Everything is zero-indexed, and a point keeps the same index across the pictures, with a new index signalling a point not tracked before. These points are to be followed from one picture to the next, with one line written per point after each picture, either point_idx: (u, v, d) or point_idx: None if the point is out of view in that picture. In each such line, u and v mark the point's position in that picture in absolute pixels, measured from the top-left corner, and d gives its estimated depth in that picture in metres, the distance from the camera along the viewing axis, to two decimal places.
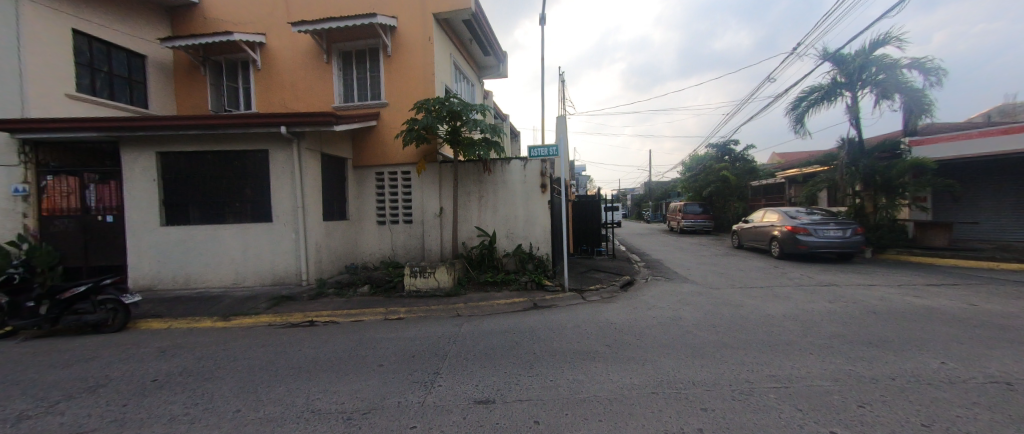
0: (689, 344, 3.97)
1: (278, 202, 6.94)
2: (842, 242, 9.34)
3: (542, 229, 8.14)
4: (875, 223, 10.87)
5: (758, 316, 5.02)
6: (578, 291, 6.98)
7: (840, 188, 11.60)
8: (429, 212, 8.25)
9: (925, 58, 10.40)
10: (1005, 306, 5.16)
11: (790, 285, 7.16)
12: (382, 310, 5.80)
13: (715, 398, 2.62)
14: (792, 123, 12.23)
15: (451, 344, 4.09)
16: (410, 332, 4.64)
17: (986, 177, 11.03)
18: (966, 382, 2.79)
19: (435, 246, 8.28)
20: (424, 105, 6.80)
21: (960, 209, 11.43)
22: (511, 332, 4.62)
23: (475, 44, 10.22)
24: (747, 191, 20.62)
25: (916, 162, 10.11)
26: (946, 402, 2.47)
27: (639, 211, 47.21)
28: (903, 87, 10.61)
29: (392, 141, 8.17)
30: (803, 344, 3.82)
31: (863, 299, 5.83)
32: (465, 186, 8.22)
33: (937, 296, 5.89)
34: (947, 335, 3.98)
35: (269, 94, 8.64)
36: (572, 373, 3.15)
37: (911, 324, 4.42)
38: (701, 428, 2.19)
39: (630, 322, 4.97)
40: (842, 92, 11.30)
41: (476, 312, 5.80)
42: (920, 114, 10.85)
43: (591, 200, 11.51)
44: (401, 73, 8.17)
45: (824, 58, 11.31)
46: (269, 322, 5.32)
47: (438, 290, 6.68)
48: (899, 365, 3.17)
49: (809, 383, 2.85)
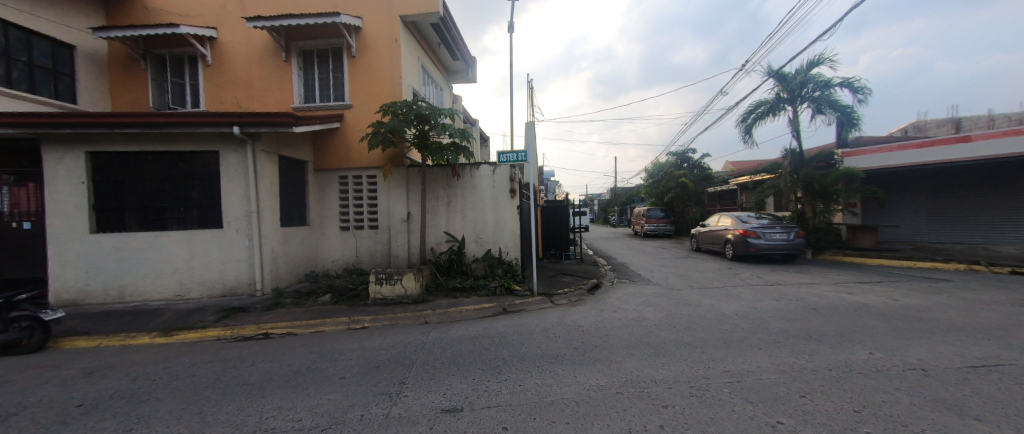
0: (651, 343, 4.14)
1: (229, 208, 6.49)
2: (786, 244, 10.12)
3: (511, 234, 8.17)
4: (814, 226, 11.89)
5: (714, 315, 5.31)
6: (547, 295, 7.05)
7: (785, 194, 12.60)
8: (396, 217, 8.05)
9: (853, 78, 11.56)
10: (921, 300, 5.80)
11: (743, 285, 7.65)
12: (345, 319, 5.57)
13: (675, 394, 2.74)
14: (742, 134, 13.13)
15: (419, 352, 4.00)
16: (375, 341, 4.49)
17: (905, 186, 12.37)
18: (889, 370, 3.11)
19: (401, 252, 8.09)
20: (391, 108, 6.69)
21: (884, 214, 12.75)
22: (481, 338, 4.59)
23: (444, 48, 10.16)
24: (703, 197, 21.96)
25: (847, 172, 11.20)
26: (874, 388, 2.73)
27: (606, 216, 48.67)
28: (835, 103, 11.72)
29: (356, 144, 7.92)
30: (754, 340, 4.09)
31: (806, 296, 6.34)
32: (434, 191, 8.11)
33: (867, 292, 6.52)
34: (875, 327, 4.41)
35: (221, 92, 8.11)
36: (540, 377, 3.19)
37: (845, 318, 4.86)
38: (662, 424, 2.28)
39: (597, 324, 5.10)
40: (785, 106, 12.28)
41: (445, 318, 5.72)
42: (850, 128, 12.02)
43: (559, 205, 11.74)
44: (366, 74, 7.96)
45: (770, 75, 12.27)
46: (218, 336, 4.94)
47: (405, 297, 6.51)
48: (834, 357, 3.47)
49: (758, 376, 3.06)
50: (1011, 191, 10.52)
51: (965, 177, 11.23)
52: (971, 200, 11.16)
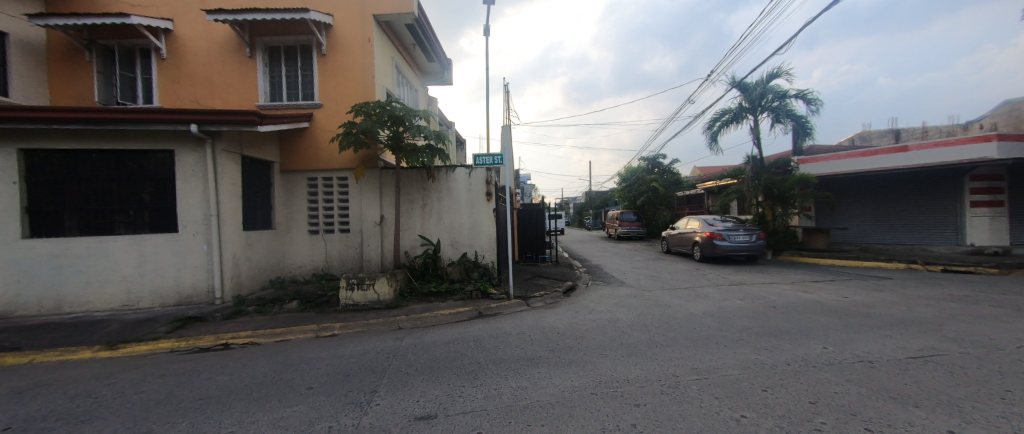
0: (623, 344, 4.23)
1: (186, 210, 6.11)
2: (748, 246, 10.64)
3: (487, 237, 8.14)
4: (773, 229, 12.60)
5: (683, 315, 5.51)
6: (523, 298, 7.06)
7: (747, 198, 13.26)
8: (369, 221, 7.84)
9: (807, 91, 12.36)
10: (868, 297, 6.25)
11: (710, 285, 7.96)
12: (313, 326, 5.35)
13: (646, 393, 2.82)
14: (707, 140, 13.74)
15: (392, 359, 3.90)
16: (346, 349, 4.33)
17: (853, 191, 13.31)
18: (840, 362, 3.33)
19: (374, 256, 7.87)
20: (364, 108, 6.53)
21: (836, 217, 13.68)
22: (457, 342, 4.54)
23: (419, 49, 10.04)
24: (673, 200, 22.78)
25: (803, 178, 11.91)
26: (827, 380, 2.91)
27: (581, 219, 49.52)
28: (791, 113, 12.49)
29: (326, 145, 7.67)
30: (719, 338, 4.27)
31: (767, 295, 6.69)
32: (408, 194, 7.98)
33: (821, 290, 6.95)
34: (828, 323, 4.71)
35: (177, 88, 7.65)
36: (516, 380, 3.18)
37: (801, 315, 5.17)
38: (635, 423, 2.33)
39: (572, 326, 5.17)
40: (747, 115, 12.96)
41: (419, 324, 5.61)
42: (804, 137, 12.83)
43: (535, 208, 11.81)
44: (337, 73, 7.73)
45: (733, 85, 12.93)
46: (171, 348, 4.61)
47: (378, 302, 6.34)
48: (792, 352, 3.68)
49: (723, 373, 3.18)
50: (943, 197, 11.48)
51: (903, 184, 12.25)
52: (909, 204, 12.14)
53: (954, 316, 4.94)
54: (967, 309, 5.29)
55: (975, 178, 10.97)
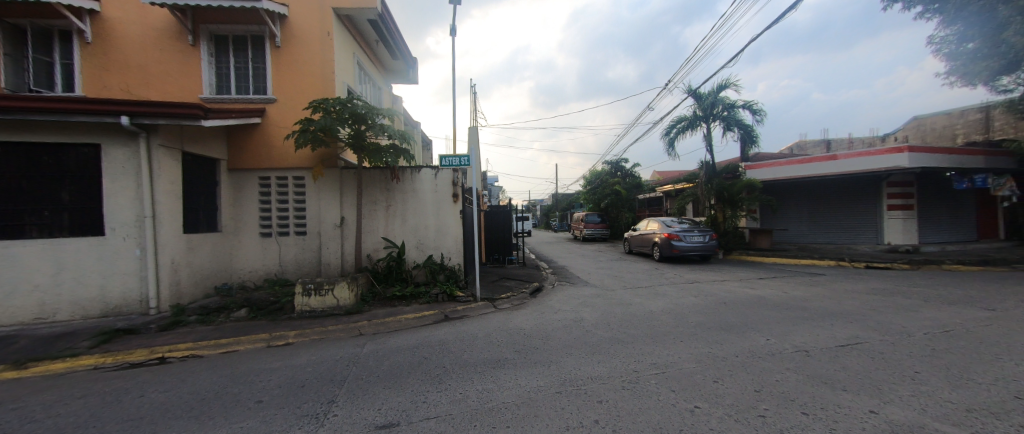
0: (587, 342, 4.33)
1: (114, 211, 5.52)
2: (703, 246, 11.28)
3: (453, 239, 8.04)
4: (724, 230, 13.46)
5: (643, 312, 5.73)
6: (489, 300, 7.05)
7: (701, 201, 14.06)
8: (327, 223, 7.48)
9: (752, 102, 13.34)
10: (805, 292, 6.84)
11: (668, 283, 8.35)
12: (265, 336, 5.02)
13: (608, 389, 2.90)
14: (665, 146, 14.43)
15: (351, 367, 3.74)
16: (301, 358, 4.10)
17: (793, 195, 14.50)
18: (781, 353, 3.60)
19: (333, 260, 7.52)
20: (322, 105, 6.19)
21: (778, 219, 14.83)
22: (421, 347, 4.43)
23: (383, 46, 9.76)
24: (634, 203, 23.64)
25: (749, 182, 12.76)
26: (770, 369, 3.14)
27: (547, 221, 50.19)
28: (739, 122, 13.41)
29: (280, 142, 7.25)
30: (676, 333, 4.49)
31: (719, 292, 7.11)
32: (371, 195, 7.72)
33: (766, 287, 7.49)
34: (772, 317, 5.09)
35: (106, 75, 6.93)
36: (481, 383, 3.16)
37: (748, 310, 5.54)
38: (597, 419, 2.38)
39: (537, 327, 5.21)
40: (700, 123, 13.76)
41: (382, 329, 5.43)
42: (750, 144, 13.82)
43: (502, 210, 11.84)
44: (292, 67, 7.34)
45: (687, 94, 13.68)
46: (95, 365, 4.14)
47: (337, 308, 6.06)
48: (741, 344, 3.93)
49: (679, 367, 3.34)
50: (866, 200, 12.79)
51: (834, 189, 13.48)
52: (838, 207, 13.40)
53: (875, 307, 5.52)
54: (885, 301, 5.93)
55: (890, 185, 12.31)
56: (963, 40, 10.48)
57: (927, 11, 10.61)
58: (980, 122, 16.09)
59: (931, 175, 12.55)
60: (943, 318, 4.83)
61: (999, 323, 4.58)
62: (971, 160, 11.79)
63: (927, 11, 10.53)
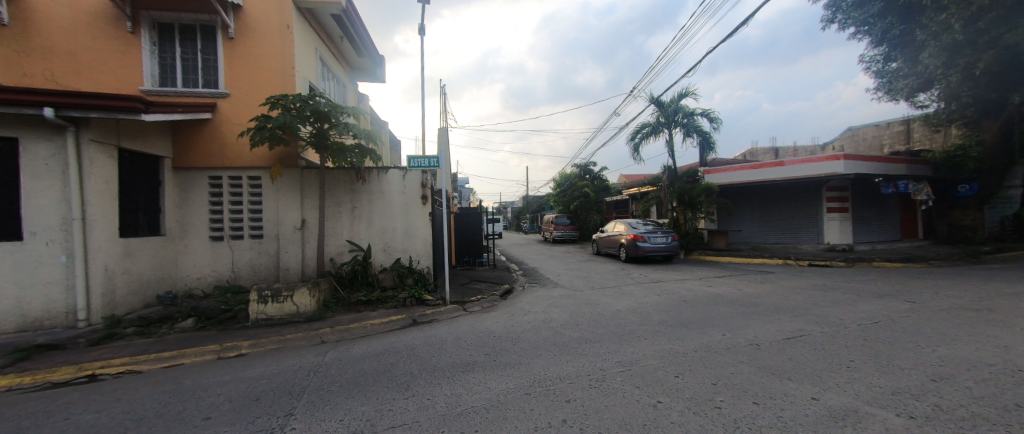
0: (556, 342, 4.39)
1: (34, 213, 4.94)
2: (666, 247, 11.75)
3: (422, 242, 7.87)
4: (685, 231, 14.09)
5: (611, 312, 5.87)
6: (459, 303, 6.97)
7: (664, 204, 14.66)
8: (287, 225, 7.12)
9: (710, 110, 14.08)
10: (757, 289, 7.30)
11: (634, 283, 8.62)
12: (215, 347, 4.69)
13: (576, 388, 2.94)
14: (631, 151, 14.92)
15: (312, 377, 3.56)
16: (256, 370, 3.85)
17: (746, 199, 15.43)
18: (736, 347, 3.81)
19: (293, 264, 7.16)
20: (281, 101, 5.89)
21: (733, 220, 15.75)
22: (388, 353, 4.31)
23: (348, 42, 9.44)
24: (602, 205, 24.25)
25: (707, 186, 13.47)
26: (726, 363, 3.32)
27: (518, 223, 50.52)
28: (699, 129, 14.10)
29: (233, 140, 6.83)
30: (641, 331, 4.65)
31: (680, 291, 7.43)
32: (335, 196, 7.43)
33: (723, 285, 7.91)
34: (728, 313, 5.38)
35: (23, 61, 6.15)
36: (449, 388, 3.12)
37: (708, 307, 5.83)
38: (565, 419, 2.41)
39: (507, 329, 5.20)
40: (663, 129, 14.34)
41: (345, 336, 5.21)
42: (707, 151, 14.61)
43: (472, 212, 11.77)
44: (247, 61, 6.93)
45: (651, 102, 14.23)
46: (9, 386, 3.66)
47: (297, 315, 5.77)
48: (700, 340, 4.13)
49: (643, 363, 3.46)
50: (810, 204, 13.85)
51: (782, 193, 14.47)
52: (785, 209, 14.42)
53: (817, 301, 5.99)
54: (825, 295, 6.46)
55: (829, 189, 13.42)
56: (887, 61, 11.88)
57: (859, 32, 11.78)
58: (903, 133, 17.94)
59: (863, 181, 13.81)
60: (874, 310, 5.33)
61: (919, 313, 5.11)
62: (895, 167, 13.10)
63: (858, 32, 11.75)
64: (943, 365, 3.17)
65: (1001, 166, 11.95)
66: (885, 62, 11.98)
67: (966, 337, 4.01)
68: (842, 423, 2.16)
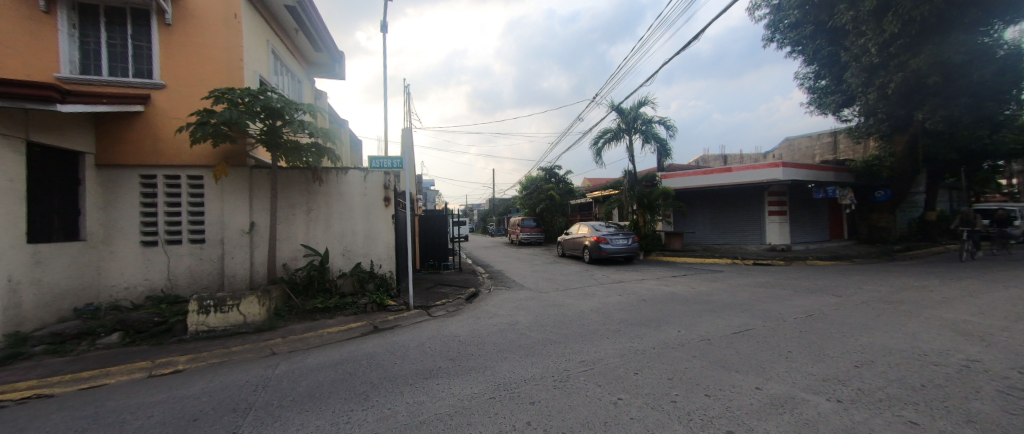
0: (521, 344, 4.41)
1: None
2: (627, 248, 12.19)
3: (384, 245, 7.61)
4: (644, 233, 14.70)
5: (575, 312, 5.99)
6: (423, 308, 6.81)
7: (625, 207, 15.23)
8: (233, 228, 6.62)
9: (666, 118, 14.84)
10: (709, 287, 7.76)
11: (597, 284, 8.86)
12: (146, 364, 4.24)
13: (540, 390, 2.96)
14: (594, 155, 15.37)
15: (261, 392, 3.31)
16: (195, 387, 3.52)
17: (699, 202, 16.38)
18: (689, 342, 4.02)
19: (240, 271, 6.67)
20: (226, 95, 5.45)
21: (687, 223, 16.67)
22: (346, 362, 4.10)
23: (304, 36, 9.00)
24: (567, 208, 24.72)
25: (664, 190, 14.17)
26: (680, 358, 3.49)
27: (484, 226, 50.39)
28: (656, 135, 14.80)
29: (169, 135, 6.24)
30: (603, 330, 4.79)
31: (641, 290, 7.72)
32: (288, 197, 7.01)
33: (680, 284, 8.31)
34: (683, 310, 5.67)
35: None
36: (412, 396, 3.03)
37: (665, 305, 6.11)
38: (529, 421, 2.42)
39: (473, 332, 5.15)
40: (623, 135, 14.92)
41: (299, 346, 4.92)
42: (664, 156, 15.36)
43: (437, 214, 11.58)
44: (187, 50, 6.38)
45: (612, 109, 14.76)
46: None
47: (245, 326, 5.36)
48: (658, 336, 4.32)
49: (605, 362, 3.55)
50: (754, 207, 14.95)
51: (730, 197, 15.50)
52: (733, 212, 15.45)
53: (761, 297, 6.47)
54: (768, 292, 6.98)
55: (770, 194, 14.58)
56: (817, 79, 13.19)
57: (794, 52, 12.95)
58: (831, 144, 19.88)
59: (799, 187, 15.14)
60: (808, 305, 5.84)
61: (844, 306, 5.68)
62: (824, 175, 14.50)
63: (794, 51, 12.94)
64: (864, 352, 3.53)
65: (909, 174, 13.57)
66: (815, 79, 13.25)
67: (882, 326, 4.50)
68: (782, 410, 2.33)
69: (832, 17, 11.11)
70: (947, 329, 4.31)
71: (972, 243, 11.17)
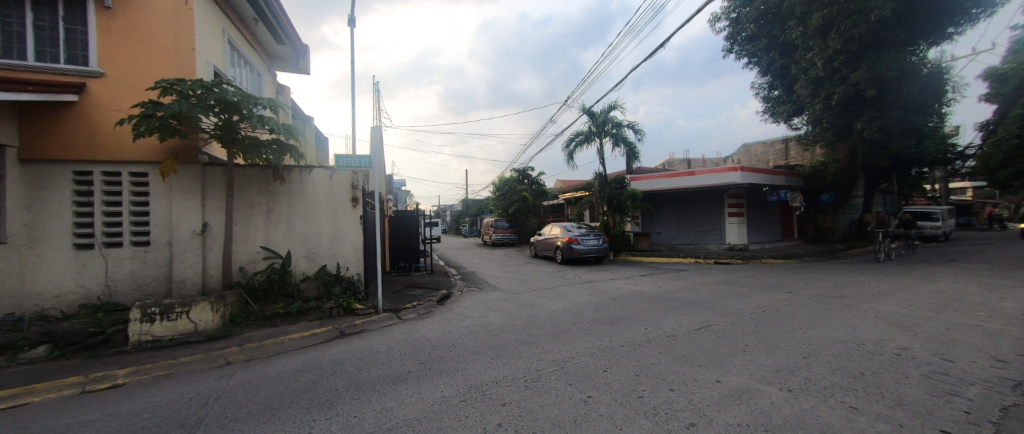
0: (494, 346, 4.38)
1: None
2: (598, 249, 12.46)
3: (352, 247, 7.33)
4: (615, 234, 15.06)
5: (547, 312, 6.04)
6: (393, 311, 6.62)
7: (596, 208, 15.55)
8: (183, 230, 6.17)
9: (634, 122, 15.31)
10: (674, 286, 8.08)
11: (569, 284, 8.99)
12: (78, 379, 3.84)
13: (512, 391, 2.95)
14: (566, 157, 15.59)
15: (212, 405, 3.09)
16: (137, 402, 3.24)
17: (666, 204, 17.00)
18: (656, 339, 4.16)
19: (191, 276, 6.23)
20: (175, 86, 5.06)
21: (654, 223, 17.27)
22: (309, 370, 3.91)
23: (264, 27, 8.52)
24: (539, 209, 24.92)
25: (633, 192, 14.56)
26: (647, 355, 3.60)
27: (457, 227, 49.95)
28: (625, 138, 15.23)
29: (109, 129, 5.72)
30: (575, 330, 4.86)
31: (611, 289, 7.91)
32: (246, 196, 6.61)
33: (647, 283, 8.60)
34: (651, 308, 5.86)
35: None
36: (380, 402, 2.93)
37: (635, 304, 6.28)
38: (500, 422, 2.40)
39: (444, 335, 5.07)
40: (594, 138, 15.24)
41: (258, 354, 4.64)
42: (633, 159, 15.82)
43: (408, 215, 11.33)
44: (131, 37, 5.89)
45: (583, 112, 15.05)
46: None
47: (196, 335, 5.00)
48: (627, 334, 4.44)
49: (576, 361, 3.60)
50: (715, 208, 15.72)
51: (694, 199, 16.20)
52: (697, 213, 16.16)
53: (721, 294, 6.80)
54: (728, 289, 7.36)
55: (730, 196, 15.38)
56: (771, 89, 14.08)
57: (751, 63, 13.73)
58: (784, 150, 21.28)
59: (755, 190, 16.10)
60: (763, 300, 6.20)
61: (795, 301, 6.07)
62: (777, 178, 15.47)
63: (750, 63, 13.74)
64: (812, 344, 3.79)
65: (850, 179, 14.78)
66: (769, 89, 14.13)
67: (828, 319, 4.86)
68: (740, 401, 2.45)
69: (785, 31, 11.90)
70: (883, 321, 4.72)
71: (887, 244, 11.73)
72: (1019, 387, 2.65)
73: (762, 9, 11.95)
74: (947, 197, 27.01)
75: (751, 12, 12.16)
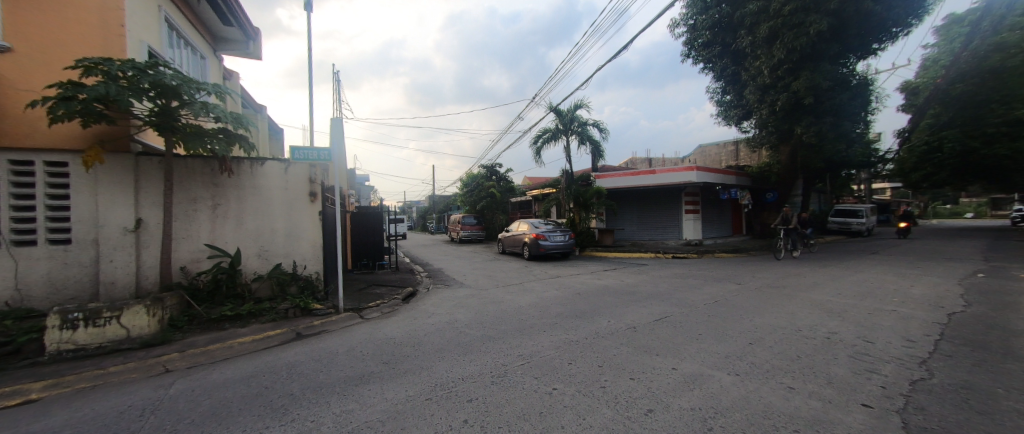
0: (460, 343, 4.35)
1: None
2: (564, 245, 12.69)
3: (309, 244, 6.96)
4: (580, 229, 15.40)
5: (513, 308, 6.10)
6: (354, 311, 6.38)
7: (562, 205, 15.79)
8: (112, 226, 5.59)
9: (600, 122, 15.68)
10: (635, 280, 8.43)
11: (535, 279, 9.10)
12: None
13: (478, 387, 2.93)
14: (533, 154, 15.70)
15: (149, 417, 2.83)
16: (56, 418, 2.90)
17: (628, 201, 17.61)
18: (618, 331, 4.31)
19: (123, 277, 5.67)
20: (101, 65, 4.52)
21: (617, 219, 17.86)
22: (260, 376, 3.67)
23: (208, 5, 7.83)
24: (507, 205, 24.98)
25: (598, 190, 14.97)
26: (609, 346, 3.73)
27: (423, 223, 49.11)
28: (591, 137, 15.57)
29: (20, 111, 5.04)
30: (540, 324, 4.93)
31: (576, 284, 8.11)
32: (188, 189, 6.08)
33: (611, 277, 8.90)
34: (613, 302, 6.07)
35: None
36: (340, 404, 2.82)
37: (598, 298, 6.48)
38: (466, 419, 2.38)
39: (409, 333, 4.97)
40: (561, 136, 15.48)
41: (202, 360, 4.29)
42: (597, 158, 16.22)
43: (371, 211, 10.94)
44: (45, 8, 5.20)
45: (551, 109, 15.21)
46: None
47: (128, 341, 4.53)
48: (590, 327, 4.56)
49: (540, 355, 3.66)
50: (673, 206, 16.49)
51: (654, 196, 16.88)
52: (656, 210, 16.90)
53: (678, 288, 7.16)
54: (685, 282, 7.79)
55: (687, 194, 16.20)
56: (724, 94, 14.94)
57: (706, 68, 14.50)
58: (734, 152, 22.76)
59: (710, 189, 17.07)
60: (716, 292, 6.62)
61: (743, 292, 6.54)
62: (728, 178, 16.49)
63: (705, 68, 14.51)
64: (758, 331, 4.07)
65: (790, 179, 16.07)
66: (721, 94, 15.00)
67: (773, 308, 5.26)
68: (692, 386, 2.60)
69: (736, 39, 12.66)
70: (818, 308, 5.18)
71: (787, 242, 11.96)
72: (926, 363, 3.01)
73: (717, 17, 12.69)
74: (871, 197, 30.15)
75: (707, 20, 12.83)
